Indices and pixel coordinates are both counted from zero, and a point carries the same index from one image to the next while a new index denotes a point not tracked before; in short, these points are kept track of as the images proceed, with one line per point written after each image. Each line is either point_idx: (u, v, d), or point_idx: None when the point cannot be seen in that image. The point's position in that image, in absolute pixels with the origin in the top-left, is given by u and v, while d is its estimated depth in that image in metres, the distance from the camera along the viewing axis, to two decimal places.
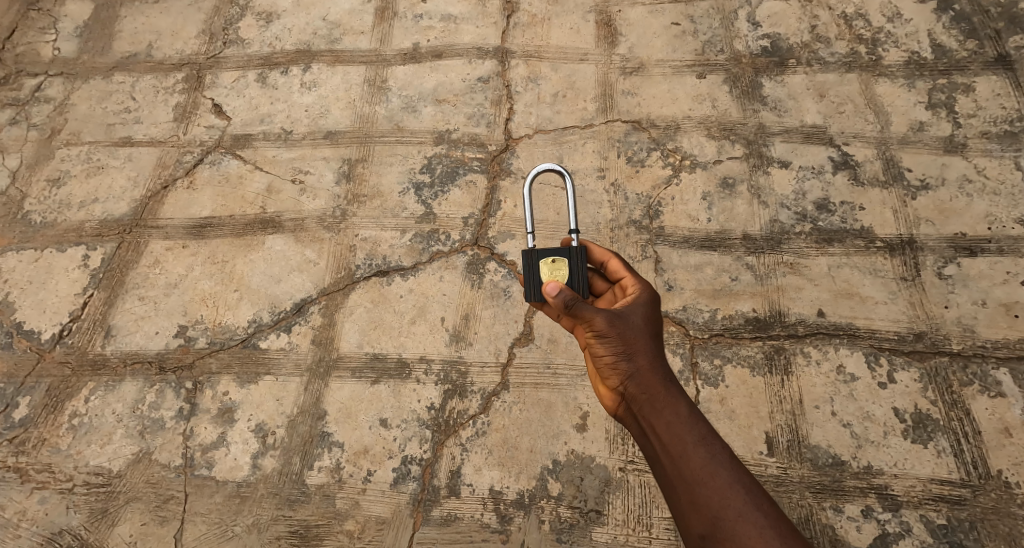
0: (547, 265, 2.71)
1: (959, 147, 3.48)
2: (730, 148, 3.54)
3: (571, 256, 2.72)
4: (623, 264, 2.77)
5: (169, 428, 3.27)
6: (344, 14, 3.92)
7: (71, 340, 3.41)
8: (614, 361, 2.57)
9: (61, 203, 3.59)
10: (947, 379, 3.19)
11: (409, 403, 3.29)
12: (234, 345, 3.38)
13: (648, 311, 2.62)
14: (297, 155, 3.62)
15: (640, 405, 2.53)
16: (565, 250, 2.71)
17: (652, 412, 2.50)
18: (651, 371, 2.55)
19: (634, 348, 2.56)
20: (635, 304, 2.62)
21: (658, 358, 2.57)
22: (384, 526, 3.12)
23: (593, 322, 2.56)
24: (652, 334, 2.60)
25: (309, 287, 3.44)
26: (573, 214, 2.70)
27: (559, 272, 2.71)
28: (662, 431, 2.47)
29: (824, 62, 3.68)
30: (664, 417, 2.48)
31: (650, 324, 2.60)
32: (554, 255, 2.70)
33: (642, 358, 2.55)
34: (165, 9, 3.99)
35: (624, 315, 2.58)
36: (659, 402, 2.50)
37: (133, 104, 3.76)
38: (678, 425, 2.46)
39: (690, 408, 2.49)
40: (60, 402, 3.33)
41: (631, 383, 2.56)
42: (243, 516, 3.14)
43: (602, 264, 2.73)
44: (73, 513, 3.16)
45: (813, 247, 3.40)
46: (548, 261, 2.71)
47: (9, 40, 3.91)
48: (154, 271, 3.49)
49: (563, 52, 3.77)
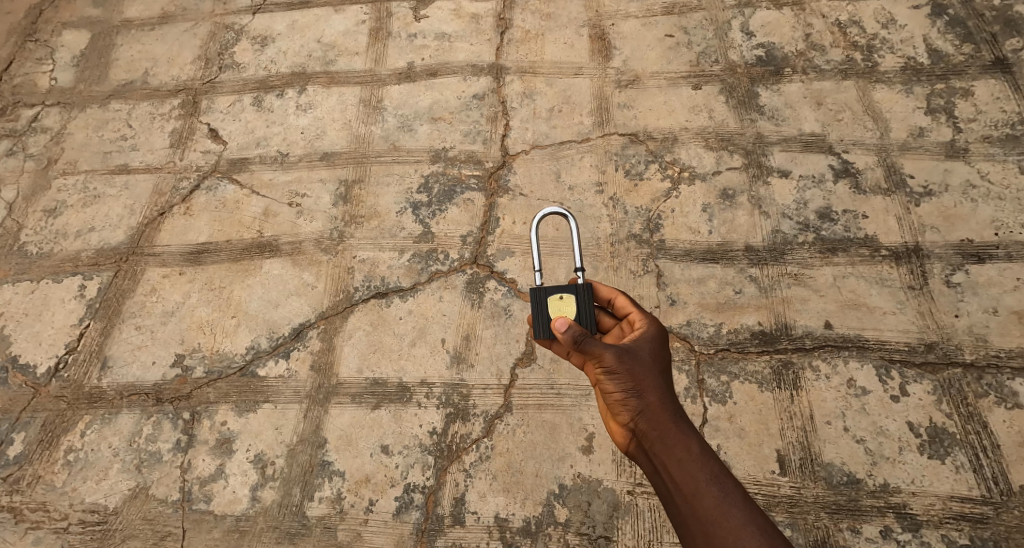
0: (555, 302, 2.64)
1: (960, 152, 3.45)
2: (729, 158, 3.52)
3: (578, 293, 2.64)
4: (631, 301, 2.72)
5: (167, 461, 3.20)
6: (339, 35, 3.94)
7: (67, 374, 3.36)
8: (623, 397, 2.51)
9: (57, 233, 3.57)
10: (962, 391, 3.11)
11: (410, 428, 3.21)
12: (232, 373, 3.32)
13: (655, 347, 2.56)
14: (294, 177, 3.61)
15: (651, 442, 2.46)
16: (572, 287, 2.64)
17: (663, 449, 2.43)
18: (661, 408, 2.48)
19: (643, 384, 2.50)
20: (643, 340, 2.57)
21: (667, 395, 2.51)
22: None
23: (602, 358, 2.51)
24: (661, 371, 2.54)
25: (308, 311, 3.39)
26: (578, 251, 2.62)
27: (566, 308, 2.64)
28: (674, 469, 2.39)
29: (820, 70, 3.67)
30: (675, 454, 2.41)
31: (658, 360, 2.55)
32: (562, 291, 2.63)
33: (651, 394, 2.49)
34: (162, 36, 4.02)
35: (632, 350, 2.53)
36: (669, 439, 2.43)
37: (130, 131, 3.77)
38: (690, 462, 2.38)
39: (701, 446, 2.42)
40: (56, 437, 3.26)
41: (641, 420, 2.49)
42: None
43: (609, 300, 2.68)
44: None
45: (816, 257, 3.35)
46: (556, 298, 2.64)
47: (7, 72, 3.94)
48: (151, 299, 3.45)
49: (557, 67, 3.77)
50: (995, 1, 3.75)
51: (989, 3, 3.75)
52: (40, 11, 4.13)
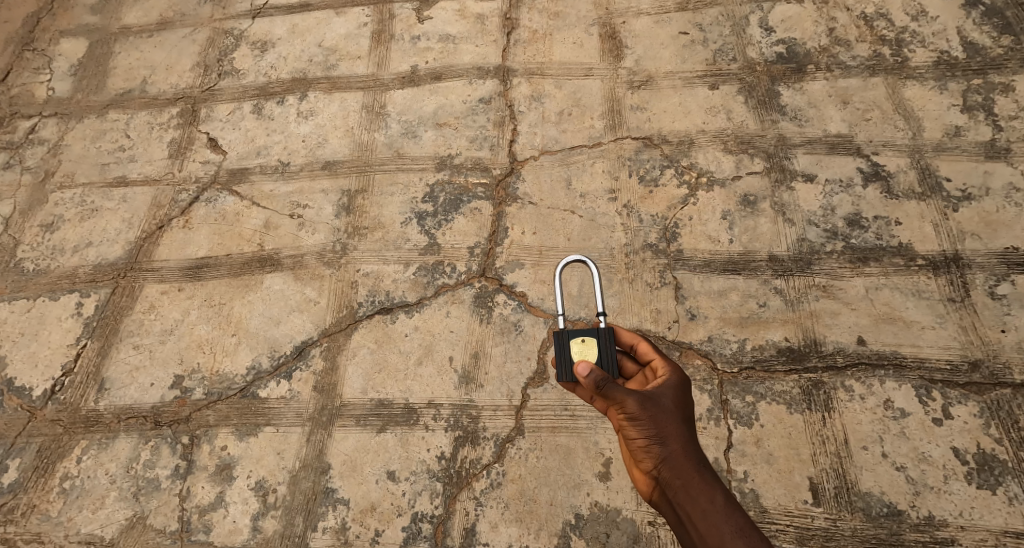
0: (577, 345, 2.41)
1: (1001, 152, 3.22)
2: (749, 162, 3.33)
3: (600, 337, 2.41)
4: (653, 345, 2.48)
5: (165, 489, 3.04)
6: (340, 39, 3.83)
7: (64, 396, 3.23)
8: (646, 445, 2.29)
9: (54, 249, 3.47)
10: (1011, 413, 2.87)
11: (418, 453, 3.03)
12: (231, 395, 3.17)
13: (679, 393, 2.35)
14: (295, 188, 3.48)
15: (675, 491, 2.25)
16: (594, 330, 2.42)
17: (687, 499, 2.23)
18: (686, 457, 2.27)
19: (666, 431, 2.28)
20: (666, 386, 2.34)
21: (693, 444, 2.29)
22: None
23: (624, 405, 2.29)
24: (686, 418, 2.32)
25: (310, 328, 3.24)
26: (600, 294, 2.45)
27: (588, 351, 2.41)
28: (699, 521, 2.20)
29: (846, 66, 3.48)
30: (700, 505, 2.21)
31: (682, 407, 2.33)
32: (585, 334, 2.41)
33: (675, 442, 2.28)
34: (160, 42, 3.94)
35: (655, 397, 2.31)
36: (693, 488, 2.23)
37: (128, 142, 3.68)
38: (714, 514, 2.19)
39: (726, 497, 2.22)
40: (51, 464, 3.12)
41: (664, 468, 2.27)
42: None
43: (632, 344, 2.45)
44: None
45: (847, 267, 3.13)
46: (577, 341, 2.41)
47: (5, 82, 3.89)
48: (149, 317, 3.32)
49: (566, 68, 3.63)
50: None
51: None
52: (37, 19, 4.07)
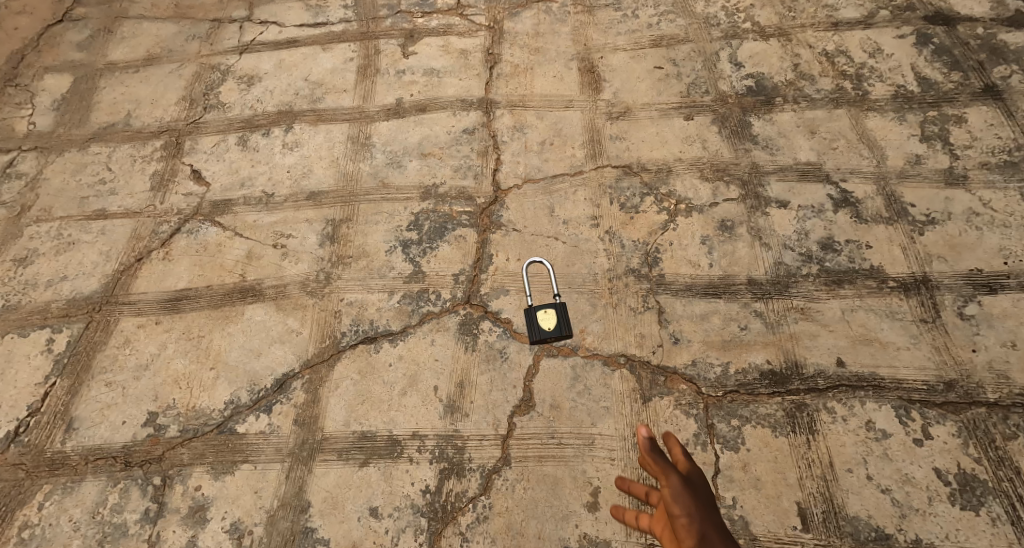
0: (542, 316, 3.17)
1: (960, 179, 3.39)
2: (725, 189, 3.45)
3: (559, 308, 3.19)
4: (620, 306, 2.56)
5: (133, 535, 2.92)
6: (326, 73, 3.91)
7: (27, 438, 3.10)
8: None
9: (26, 283, 3.39)
10: (988, 433, 2.94)
11: (401, 487, 2.98)
12: (208, 431, 3.08)
13: None
14: (279, 218, 3.48)
15: None
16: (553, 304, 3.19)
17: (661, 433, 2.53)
18: None
19: None
20: None
21: None
22: None
23: None
24: None
25: (292, 359, 3.19)
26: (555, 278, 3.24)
27: (551, 320, 3.17)
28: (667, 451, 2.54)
29: (811, 99, 3.67)
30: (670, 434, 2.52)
31: None
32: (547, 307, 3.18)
33: None
34: (146, 77, 3.98)
35: None
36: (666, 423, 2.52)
37: (109, 175, 3.66)
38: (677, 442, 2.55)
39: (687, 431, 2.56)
40: (10, 511, 2.98)
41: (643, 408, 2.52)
42: None
43: None
44: None
45: (822, 290, 3.23)
46: (542, 312, 3.17)
47: None
48: (123, 352, 3.24)
49: (547, 101, 3.75)
50: (980, 29, 3.77)
51: (974, 31, 3.77)
52: (21, 56, 4.07)
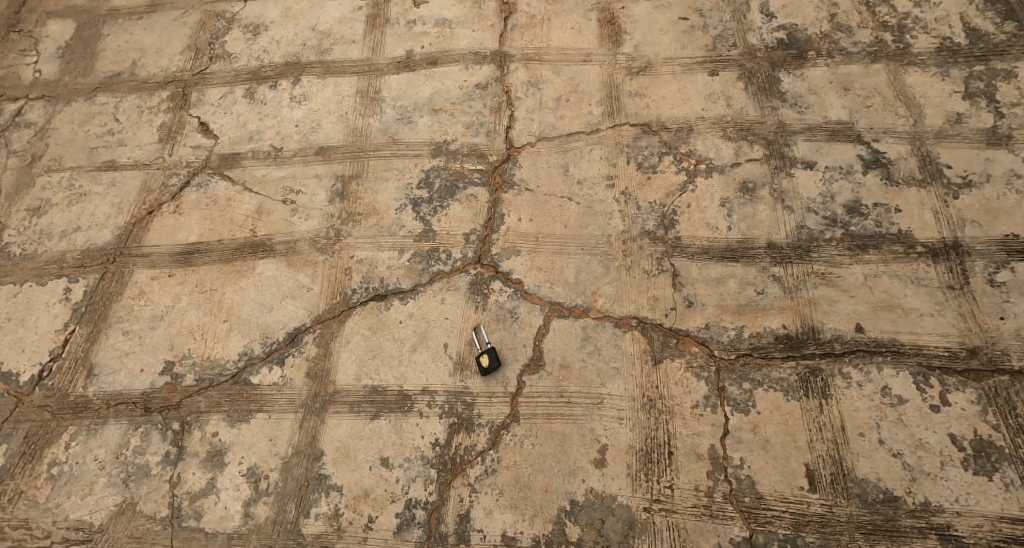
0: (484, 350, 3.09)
1: (1003, 139, 3.20)
2: (749, 149, 3.34)
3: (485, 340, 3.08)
4: None
5: (155, 475, 3.02)
6: (334, 22, 3.76)
7: (51, 382, 3.19)
8: None
9: (41, 233, 3.41)
10: (1009, 401, 2.87)
11: (411, 440, 3.02)
12: (223, 381, 3.14)
13: None
14: (288, 173, 3.43)
15: None
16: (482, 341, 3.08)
17: None
18: None
19: None
20: None
21: None
22: None
23: None
24: None
25: (303, 314, 3.20)
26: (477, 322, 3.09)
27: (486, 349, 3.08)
28: None
29: (846, 53, 3.46)
30: None
31: None
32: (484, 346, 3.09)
33: None
34: (150, 25, 3.87)
35: None
36: None
37: (117, 125, 3.61)
38: None
39: None
40: (39, 449, 3.09)
41: None
42: None
43: None
44: None
45: (846, 254, 3.13)
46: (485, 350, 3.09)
47: None
48: (139, 302, 3.28)
49: (564, 53, 3.59)
50: None
51: None
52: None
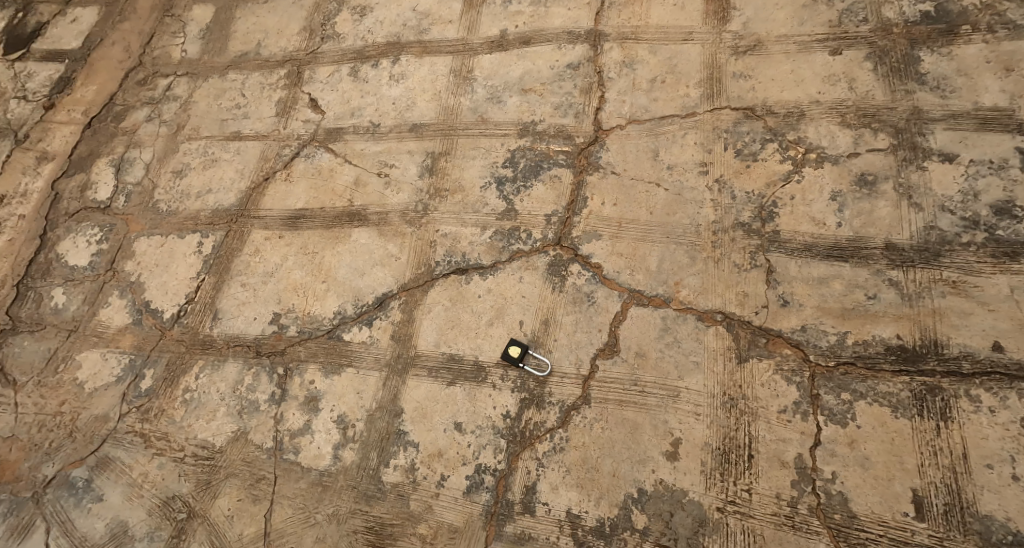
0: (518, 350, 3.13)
1: None
2: (872, 138, 3.12)
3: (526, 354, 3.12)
4: None
5: (264, 411, 3.29)
6: (434, 3, 3.86)
7: (187, 320, 3.52)
8: None
9: (182, 194, 3.78)
10: None
11: (484, 409, 3.11)
12: (320, 334, 3.37)
13: None
14: (384, 148, 3.60)
15: None
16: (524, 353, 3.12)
17: None
18: None
19: None
20: None
21: None
22: (457, 535, 2.98)
23: None
24: None
25: (391, 281, 3.38)
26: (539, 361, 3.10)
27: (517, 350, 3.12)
28: None
29: (1013, 26, 3.14)
30: None
31: None
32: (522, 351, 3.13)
33: None
34: (273, 7, 4.14)
35: None
36: None
37: (243, 100, 3.92)
38: None
39: None
40: (177, 376, 3.42)
41: None
42: (324, 505, 3.11)
43: None
44: (184, 481, 3.23)
45: (987, 262, 2.90)
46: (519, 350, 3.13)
47: (147, 44, 4.20)
48: (255, 259, 3.57)
49: (663, 32, 3.50)
50: None
51: None
52: None
